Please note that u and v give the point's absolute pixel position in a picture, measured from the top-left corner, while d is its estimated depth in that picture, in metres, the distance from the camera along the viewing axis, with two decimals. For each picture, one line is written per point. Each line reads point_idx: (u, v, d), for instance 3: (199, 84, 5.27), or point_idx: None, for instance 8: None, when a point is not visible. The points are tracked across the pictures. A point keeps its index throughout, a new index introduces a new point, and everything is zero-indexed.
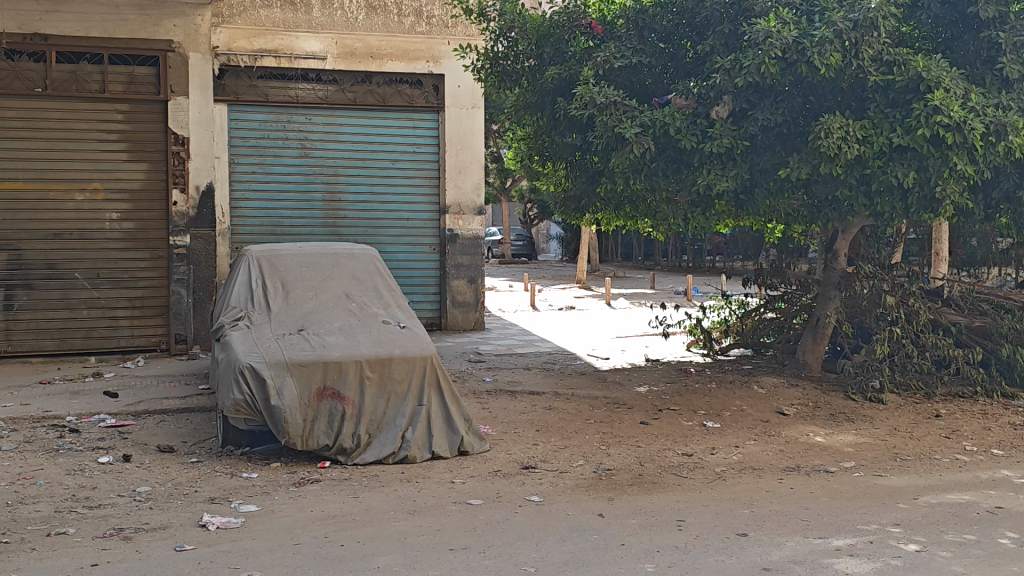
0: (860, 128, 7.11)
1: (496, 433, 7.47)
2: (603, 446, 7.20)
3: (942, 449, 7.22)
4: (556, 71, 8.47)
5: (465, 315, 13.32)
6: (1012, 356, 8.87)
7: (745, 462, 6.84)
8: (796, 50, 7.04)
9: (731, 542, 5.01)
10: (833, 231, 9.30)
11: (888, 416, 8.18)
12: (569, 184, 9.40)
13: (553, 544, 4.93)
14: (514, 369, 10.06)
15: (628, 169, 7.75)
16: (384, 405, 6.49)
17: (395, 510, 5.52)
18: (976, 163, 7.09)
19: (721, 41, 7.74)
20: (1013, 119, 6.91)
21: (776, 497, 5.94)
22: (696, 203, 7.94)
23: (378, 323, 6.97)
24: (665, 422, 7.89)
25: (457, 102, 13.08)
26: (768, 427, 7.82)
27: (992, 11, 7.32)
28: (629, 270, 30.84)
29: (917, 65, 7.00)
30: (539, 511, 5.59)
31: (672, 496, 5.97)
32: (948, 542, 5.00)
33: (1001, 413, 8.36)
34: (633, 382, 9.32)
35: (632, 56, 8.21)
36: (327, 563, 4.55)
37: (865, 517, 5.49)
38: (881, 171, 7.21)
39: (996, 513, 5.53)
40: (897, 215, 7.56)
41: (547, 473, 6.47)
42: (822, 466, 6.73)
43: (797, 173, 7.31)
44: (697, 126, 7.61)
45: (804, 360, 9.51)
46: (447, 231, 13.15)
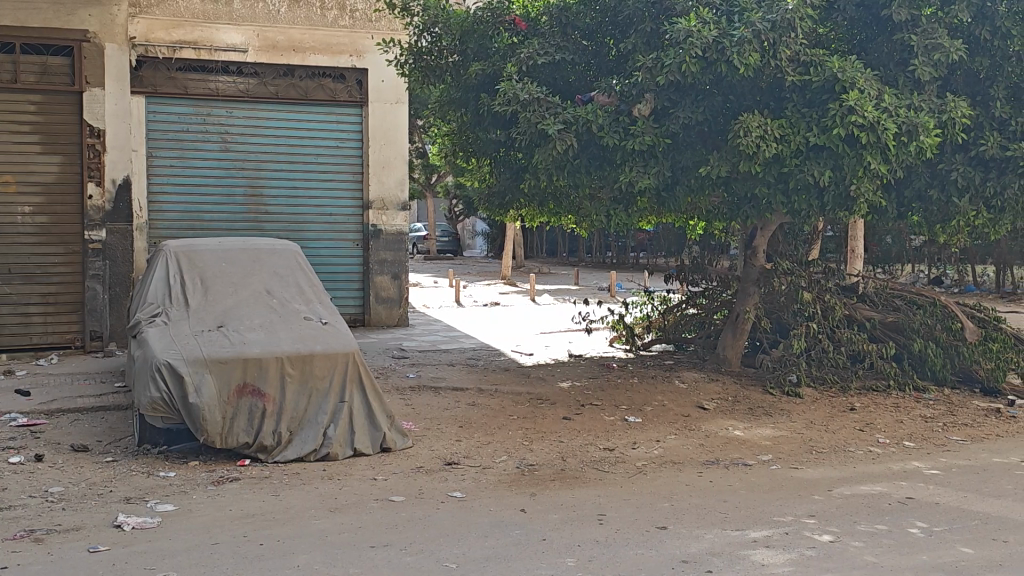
0: (777, 128, 7.23)
1: (419, 429, 7.44)
2: (526, 442, 7.22)
3: (856, 442, 7.38)
4: (479, 67, 8.46)
5: (388, 311, 13.29)
6: (923, 351, 9.08)
7: (666, 456, 6.92)
8: (715, 49, 7.13)
9: (651, 535, 5.07)
10: (752, 229, 9.42)
11: (804, 410, 8.35)
12: (493, 180, 9.43)
13: (475, 540, 4.94)
14: (439, 366, 10.04)
15: (552, 166, 7.76)
16: (305, 403, 6.43)
17: (316, 508, 5.47)
18: (890, 162, 7.22)
19: (643, 40, 7.81)
20: (924, 120, 7.01)
21: (695, 490, 6.03)
22: (618, 200, 8.06)
23: (300, 319, 6.89)
24: (587, 418, 7.93)
25: (380, 97, 13.05)
26: (689, 421, 7.92)
27: (905, 14, 7.49)
28: (557, 271, 28.85)
29: (833, 66, 7.13)
30: (461, 507, 5.59)
31: (593, 490, 6.02)
32: (861, 532, 5.12)
33: (913, 406, 8.59)
34: (556, 377, 9.38)
35: (555, 53, 8.24)
36: (246, 562, 4.50)
37: (781, 509, 5.60)
38: (797, 170, 7.35)
39: (906, 504, 5.69)
40: (814, 213, 7.73)
41: (469, 469, 6.47)
42: (741, 460, 6.83)
43: (716, 171, 7.42)
44: (620, 124, 7.65)
45: (724, 355, 9.65)
46: (371, 226, 13.10)
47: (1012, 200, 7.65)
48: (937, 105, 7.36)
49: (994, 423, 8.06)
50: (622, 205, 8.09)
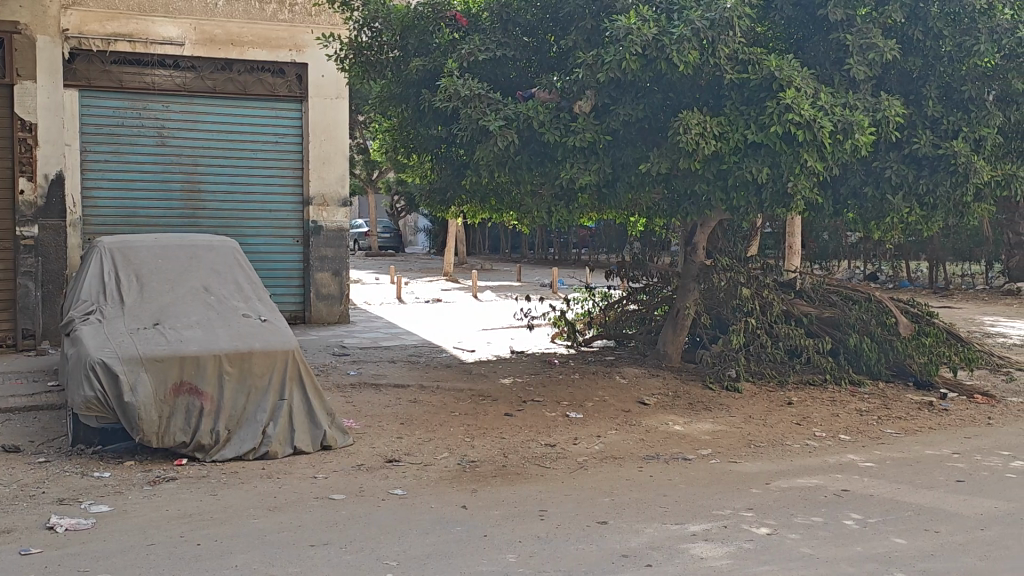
0: (716, 125, 7.30)
1: (360, 427, 7.40)
2: (468, 438, 7.21)
3: (793, 436, 7.49)
4: (420, 63, 8.40)
5: (329, 308, 13.17)
6: (858, 345, 9.24)
7: (607, 451, 6.96)
8: (656, 47, 7.15)
9: (591, 530, 5.09)
10: (692, 226, 9.53)
11: (743, 404, 8.45)
12: (435, 175, 9.41)
13: (415, 537, 4.92)
14: (380, 362, 9.99)
15: (493, 162, 7.75)
16: (244, 401, 6.36)
17: (255, 508, 5.41)
18: (826, 160, 7.33)
19: (583, 37, 7.83)
20: (859, 118, 7.11)
21: (636, 484, 6.08)
22: (559, 197, 8.19)
23: (238, 316, 6.81)
24: (529, 414, 7.94)
25: (322, 92, 12.98)
26: (629, 417, 7.97)
27: (840, 14, 7.61)
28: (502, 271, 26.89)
29: (770, 65, 7.19)
30: (402, 505, 5.56)
31: (534, 486, 6.03)
32: (797, 524, 5.20)
33: (849, 400, 8.74)
34: (498, 373, 9.38)
35: (496, 49, 8.23)
36: (183, 563, 4.44)
37: (719, 502, 5.66)
38: (736, 167, 7.44)
39: (841, 496, 5.79)
40: (752, 209, 7.84)
41: (410, 467, 6.45)
42: (680, 454, 6.89)
43: (657, 168, 7.48)
44: (560, 120, 7.67)
45: (665, 350, 9.72)
46: (311, 223, 13.00)
47: (944, 197, 7.79)
48: (872, 104, 7.47)
49: (926, 416, 8.22)
50: (563, 202, 8.21)
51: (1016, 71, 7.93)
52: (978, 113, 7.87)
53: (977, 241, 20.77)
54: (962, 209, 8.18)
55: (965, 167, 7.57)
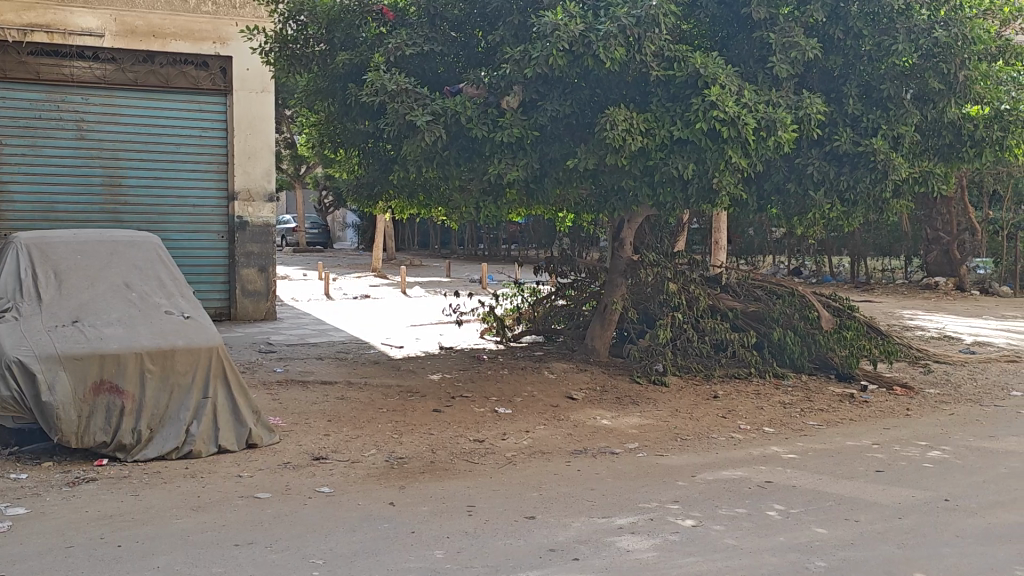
0: (643, 122, 7.33)
1: (286, 424, 7.31)
2: (396, 435, 7.17)
3: (719, 429, 7.58)
4: (347, 57, 8.32)
5: (255, 305, 13.05)
6: (783, 339, 9.36)
7: (535, 446, 6.98)
8: (582, 43, 7.17)
9: (519, 525, 5.10)
10: (619, 221, 9.55)
11: (670, 398, 8.54)
12: (362, 170, 9.36)
13: (342, 536, 4.88)
14: (308, 359, 9.90)
15: (420, 157, 7.70)
16: (166, 400, 6.26)
17: (178, 508, 5.32)
18: (749, 156, 7.42)
19: (511, 32, 7.83)
20: (782, 115, 7.21)
21: (564, 479, 6.10)
22: (488, 192, 8.12)
23: (160, 312, 6.66)
24: (457, 410, 7.93)
25: (246, 86, 12.82)
26: (557, 412, 8.00)
27: (763, 13, 7.72)
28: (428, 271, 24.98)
29: (696, 62, 7.25)
30: (329, 503, 5.51)
31: (463, 482, 6.02)
32: (722, 516, 5.27)
33: (773, 392, 8.88)
34: (427, 369, 9.36)
35: (423, 44, 8.18)
36: (102, 565, 4.35)
37: (646, 495, 5.71)
38: (662, 163, 7.50)
39: (765, 487, 5.88)
40: (678, 204, 7.93)
41: (338, 464, 6.39)
42: (608, 448, 6.94)
43: (584, 164, 7.51)
44: (488, 116, 7.67)
45: (592, 345, 9.78)
46: (236, 218, 12.89)
47: (864, 193, 7.94)
48: (794, 102, 7.59)
49: (847, 408, 8.39)
50: (491, 197, 8.13)
51: (932, 70, 8.02)
52: (897, 111, 8.01)
53: (898, 237, 21.28)
54: (881, 205, 8.34)
55: (883, 164, 7.72)
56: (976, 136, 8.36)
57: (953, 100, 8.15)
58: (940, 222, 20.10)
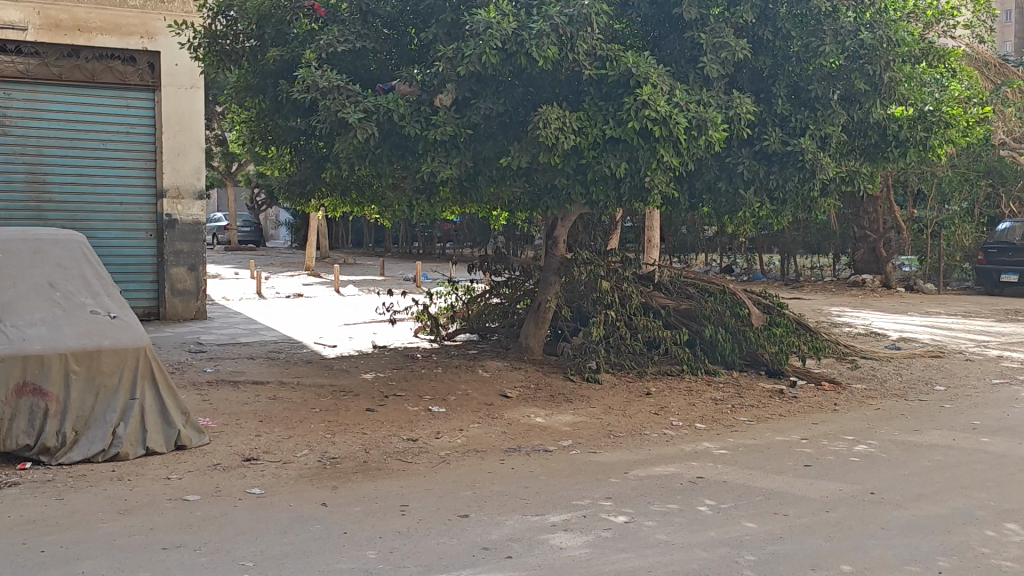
0: (575, 120, 7.33)
1: (216, 425, 7.21)
2: (328, 435, 7.11)
3: (651, 425, 7.65)
4: (278, 53, 8.23)
5: (185, 303, 12.91)
6: (714, 336, 9.49)
7: (469, 445, 6.98)
8: (515, 41, 7.17)
9: (452, 524, 5.09)
10: (553, 219, 9.54)
11: (603, 395, 8.58)
12: (293, 167, 9.29)
13: (273, 537, 4.83)
14: (238, 359, 9.78)
15: (353, 155, 7.64)
16: (92, 401, 6.15)
17: (104, 511, 5.22)
18: (680, 155, 7.49)
19: (444, 30, 7.81)
20: (713, 115, 7.30)
21: (498, 477, 6.10)
22: (421, 190, 8.20)
23: (85, 313, 6.42)
24: (390, 409, 7.88)
25: (174, 82, 12.67)
26: (492, 410, 8.00)
27: (694, 14, 7.80)
28: (358, 271, 24.20)
29: (627, 61, 7.30)
30: (260, 504, 5.45)
31: (396, 482, 5.99)
32: (654, 512, 5.31)
33: (705, 389, 8.97)
34: (360, 369, 9.29)
35: (355, 40, 8.11)
36: (23, 571, 4.24)
37: (579, 492, 5.74)
38: (595, 162, 7.52)
39: (696, 483, 5.94)
40: (611, 203, 7.98)
41: (269, 465, 6.32)
42: (541, 446, 6.95)
43: (517, 163, 7.49)
44: (421, 114, 7.59)
45: (527, 344, 9.80)
46: (165, 215, 12.73)
47: (793, 191, 8.05)
48: (724, 102, 7.69)
49: (777, 404, 8.51)
50: (424, 195, 8.21)
51: (859, 71, 8.20)
52: (824, 111, 8.16)
53: (827, 235, 21.60)
54: (809, 203, 8.47)
55: (812, 164, 7.82)
56: (901, 136, 8.54)
57: (878, 101, 8.28)
58: (867, 220, 20.41)
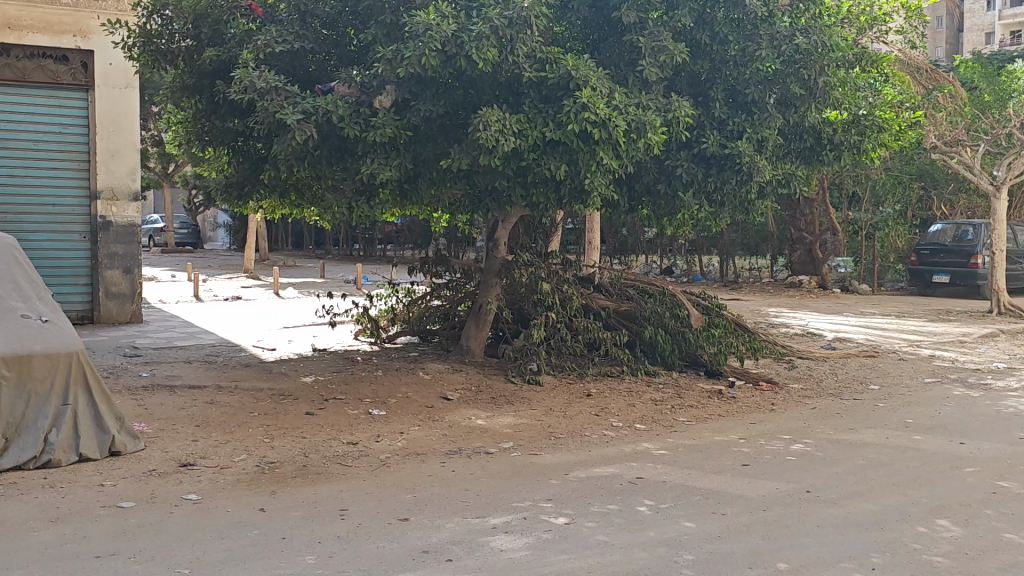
0: (515, 122, 7.30)
1: (152, 430, 7.09)
2: (267, 439, 7.03)
3: (592, 427, 7.68)
4: (214, 53, 8.11)
5: (120, 307, 12.73)
6: (654, 337, 9.55)
7: (409, 448, 6.95)
8: (455, 43, 7.14)
9: (392, 528, 5.06)
10: (495, 221, 9.53)
11: (544, 397, 8.60)
12: (230, 169, 9.20)
13: (210, 543, 4.76)
14: (175, 363, 9.63)
15: (292, 156, 7.56)
16: (23, 407, 6.02)
17: (35, 520, 5.10)
18: (620, 157, 7.52)
19: (383, 31, 7.77)
20: (651, 118, 7.39)
21: (438, 480, 6.09)
22: (361, 193, 8.14)
23: (16, 316, 6.28)
24: (330, 412, 7.82)
25: (109, 81, 12.49)
26: (432, 412, 7.98)
27: (633, 17, 7.85)
28: (304, 271, 24.89)
29: (567, 64, 7.32)
30: (197, 510, 5.37)
31: (336, 485, 5.95)
32: (593, 513, 5.33)
33: (645, 390, 9.04)
34: (299, 372, 9.21)
35: (293, 41, 8.04)
36: None
37: (520, 494, 5.74)
38: (535, 164, 7.51)
39: (636, 483, 5.98)
40: (552, 205, 8.00)
41: (206, 470, 6.24)
42: (482, 448, 6.95)
43: (457, 165, 7.46)
44: (360, 115, 7.52)
45: (468, 346, 9.79)
46: (99, 217, 12.56)
47: (731, 193, 8.14)
48: (663, 105, 7.76)
49: (716, 404, 8.60)
50: (365, 197, 8.17)
51: (794, 75, 8.29)
52: (760, 114, 8.24)
53: (764, 237, 21.88)
54: (747, 205, 8.56)
55: (749, 166, 7.89)
56: (835, 139, 8.68)
57: (813, 105, 8.42)
58: (803, 222, 20.69)
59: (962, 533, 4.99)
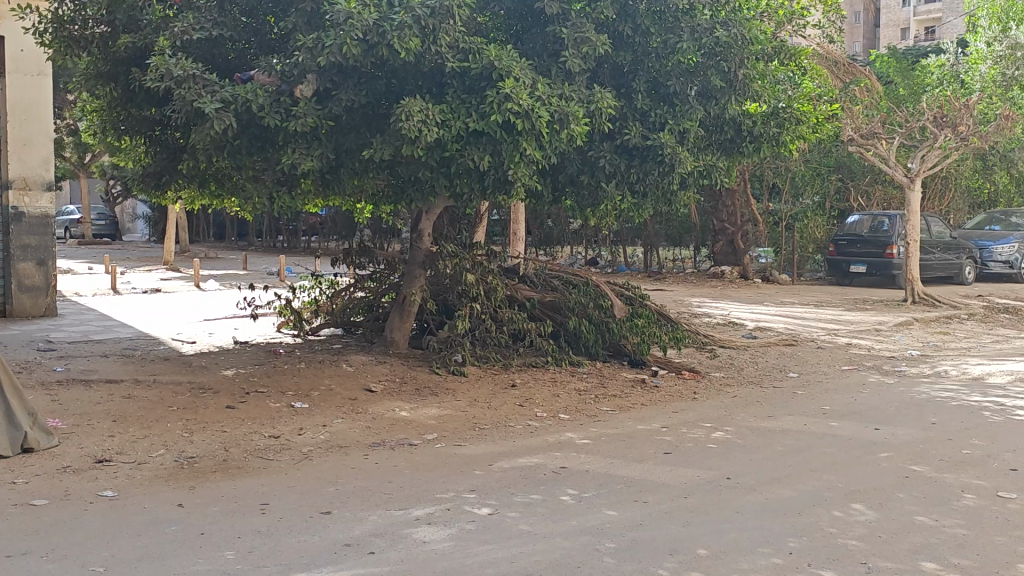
0: (437, 112, 7.24)
1: (66, 426, 6.92)
2: (186, 433, 6.91)
3: (516, 417, 7.70)
4: (129, 40, 7.90)
5: (33, 300, 12.41)
6: (578, 328, 9.61)
7: (332, 440, 6.89)
8: (376, 32, 7.09)
9: (313, 521, 5.02)
10: (418, 212, 9.51)
11: (469, 388, 8.60)
12: (148, 159, 9.04)
13: (125, 540, 4.67)
14: (91, 357, 9.42)
15: (211, 145, 7.41)
16: None
17: None
18: (543, 148, 7.52)
19: (303, 19, 7.67)
20: (574, 109, 7.41)
21: (361, 472, 6.05)
22: (282, 181, 8.14)
23: None
24: (252, 406, 7.72)
25: (20, 68, 12.15)
26: (356, 405, 7.92)
27: (556, 8, 7.91)
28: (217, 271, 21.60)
29: (490, 54, 7.32)
30: (112, 507, 5.26)
31: (256, 479, 5.87)
32: (517, 504, 5.35)
33: (569, 380, 9.10)
34: (220, 365, 9.07)
35: (211, 28, 7.93)
36: None
37: (444, 485, 5.73)
38: (458, 155, 7.46)
39: (560, 473, 6.02)
40: (476, 196, 7.98)
41: (123, 466, 6.11)
42: (406, 440, 6.92)
43: (380, 155, 7.39)
44: (281, 105, 7.41)
45: (392, 337, 9.73)
46: (11, 208, 12.23)
47: (654, 185, 8.22)
48: (586, 96, 7.80)
49: (638, 393, 8.68)
50: (287, 188, 8.20)
51: (714, 68, 8.41)
52: (682, 106, 8.34)
53: (687, 228, 22.12)
54: (669, 196, 8.65)
55: (671, 158, 7.98)
56: (755, 131, 8.81)
57: (733, 98, 8.55)
58: (725, 213, 20.97)
59: (876, 516, 5.11)
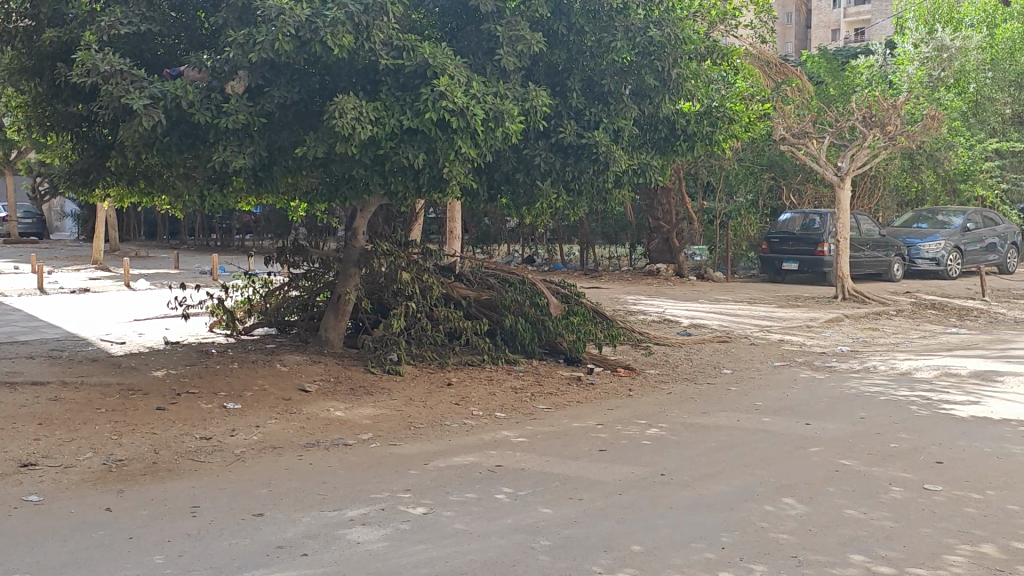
0: (371, 110, 7.17)
1: None
2: (115, 436, 6.78)
3: (452, 416, 7.67)
4: (54, 34, 7.72)
5: None
6: (513, 326, 9.61)
7: (265, 441, 6.80)
8: (309, 29, 7.02)
9: (245, 523, 4.95)
10: (353, 210, 9.44)
11: (404, 387, 8.56)
12: (75, 156, 8.84)
13: (51, 546, 4.56)
14: (17, 358, 9.20)
15: (139, 143, 7.27)
16: None
17: None
18: (478, 146, 7.51)
19: (235, 15, 7.56)
20: (508, 107, 7.42)
21: (295, 473, 5.98)
22: (214, 180, 7.84)
23: None
24: (183, 406, 7.60)
25: None
26: (290, 404, 7.84)
27: (490, 6, 7.90)
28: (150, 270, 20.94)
29: (424, 52, 7.29)
30: (36, 512, 5.14)
31: (187, 482, 5.78)
32: (452, 502, 5.33)
33: (504, 378, 9.11)
34: (150, 365, 8.92)
35: (140, 23, 7.70)
36: None
37: (378, 485, 5.69)
38: (392, 153, 7.40)
39: (495, 471, 6.01)
40: (411, 194, 7.93)
41: (49, 470, 5.98)
42: (341, 440, 6.86)
43: (313, 152, 7.31)
44: (211, 101, 7.29)
45: (326, 337, 9.64)
46: None
47: (588, 182, 8.25)
48: (520, 94, 7.80)
49: (574, 390, 8.71)
50: (217, 185, 7.83)
51: (648, 67, 8.45)
52: (616, 105, 8.38)
53: (623, 226, 22.28)
54: (604, 195, 8.69)
55: (604, 156, 8.04)
56: (688, 130, 8.89)
57: (666, 97, 8.61)
58: (660, 211, 21.15)
59: (806, 510, 5.18)
